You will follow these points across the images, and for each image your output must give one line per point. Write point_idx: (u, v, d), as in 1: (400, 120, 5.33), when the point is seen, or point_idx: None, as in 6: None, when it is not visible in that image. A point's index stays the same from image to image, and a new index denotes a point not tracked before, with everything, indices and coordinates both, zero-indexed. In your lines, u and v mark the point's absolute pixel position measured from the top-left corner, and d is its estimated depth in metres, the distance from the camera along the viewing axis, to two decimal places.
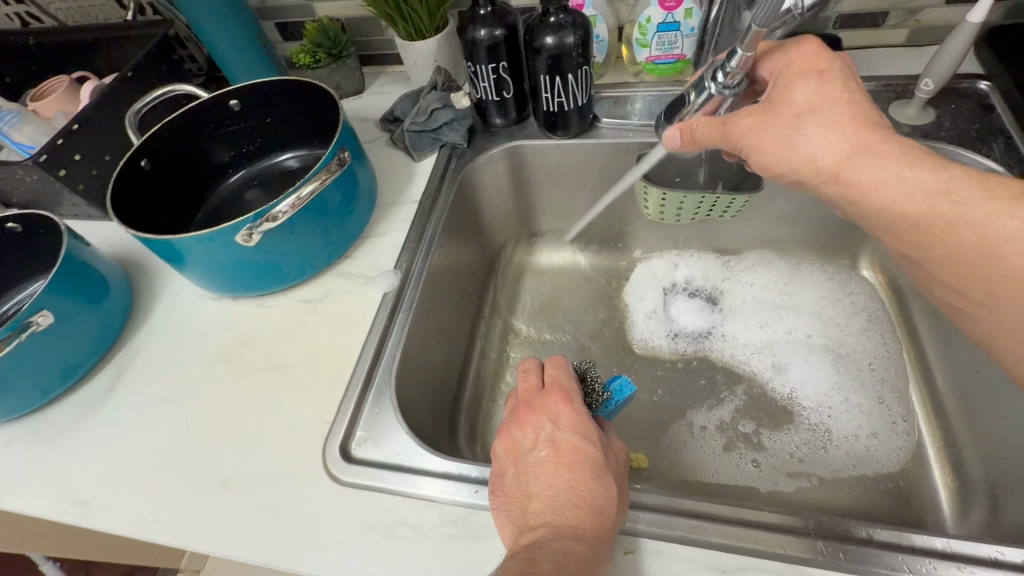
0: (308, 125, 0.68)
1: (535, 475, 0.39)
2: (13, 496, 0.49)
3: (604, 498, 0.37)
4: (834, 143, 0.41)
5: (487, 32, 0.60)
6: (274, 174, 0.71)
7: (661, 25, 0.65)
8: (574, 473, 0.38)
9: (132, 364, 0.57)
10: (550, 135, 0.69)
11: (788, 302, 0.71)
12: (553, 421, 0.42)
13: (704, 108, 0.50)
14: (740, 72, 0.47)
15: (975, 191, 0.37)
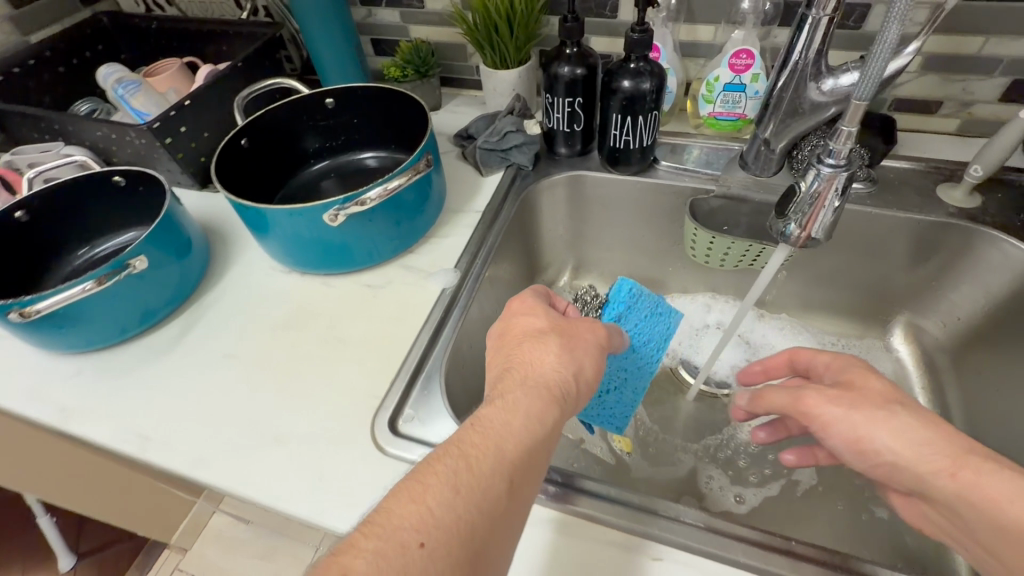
0: (393, 130, 0.75)
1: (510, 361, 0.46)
2: (81, 421, 0.52)
3: (550, 373, 0.45)
4: (935, 436, 0.39)
5: (569, 69, 0.66)
6: (352, 170, 0.77)
7: (728, 85, 0.70)
8: (525, 360, 0.46)
9: (202, 319, 0.61)
10: (610, 170, 0.74)
11: None
12: (519, 324, 0.50)
13: (814, 188, 0.43)
14: (843, 147, 0.41)
15: (908, 470, 0.40)
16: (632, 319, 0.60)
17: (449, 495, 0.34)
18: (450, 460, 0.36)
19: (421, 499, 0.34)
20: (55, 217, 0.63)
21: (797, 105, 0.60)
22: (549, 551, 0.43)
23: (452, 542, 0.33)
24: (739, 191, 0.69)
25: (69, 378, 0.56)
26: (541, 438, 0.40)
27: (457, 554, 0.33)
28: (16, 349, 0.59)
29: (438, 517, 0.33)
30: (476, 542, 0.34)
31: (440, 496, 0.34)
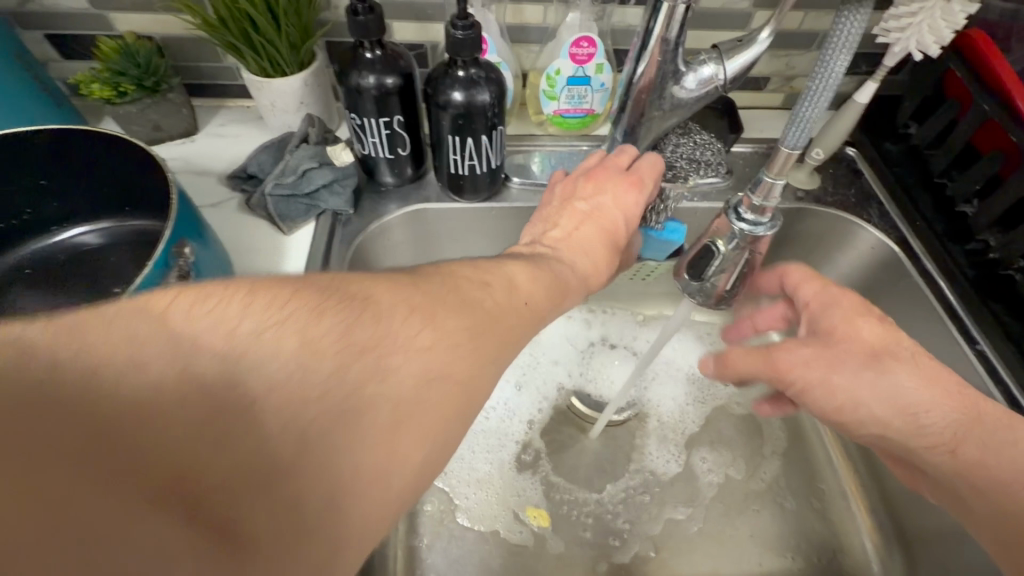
0: (117, 191, 0.48)
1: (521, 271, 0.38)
2: None
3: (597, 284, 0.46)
4: (930, 394, 0.40)
5: (377, 80, 0.48)
6: (62, 261, 0.49)
7: (571, 78, 0.59)
8: (583, 247, 0.46)
9: None
10: (455, 198, 0.59)
11: (692, 357, 0.71)
12: (627, 218, 0.49)
13: (734, 248, 0.41)
14: (765, 205, 0.38)
15: (891, 438, 0.41)
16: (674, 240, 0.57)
17: (448, 357, 0.28)
18: (442, 313, 0.29)
19: (368, 335, 0.26)
20: None
21: (657, 105, 0.52)
22: None
23: (425, 421, 0.27)
24: None
25: None
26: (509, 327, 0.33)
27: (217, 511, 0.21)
28: None
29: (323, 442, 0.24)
30: (452, 423, 0.28)
31: (406, 335, 0.27)
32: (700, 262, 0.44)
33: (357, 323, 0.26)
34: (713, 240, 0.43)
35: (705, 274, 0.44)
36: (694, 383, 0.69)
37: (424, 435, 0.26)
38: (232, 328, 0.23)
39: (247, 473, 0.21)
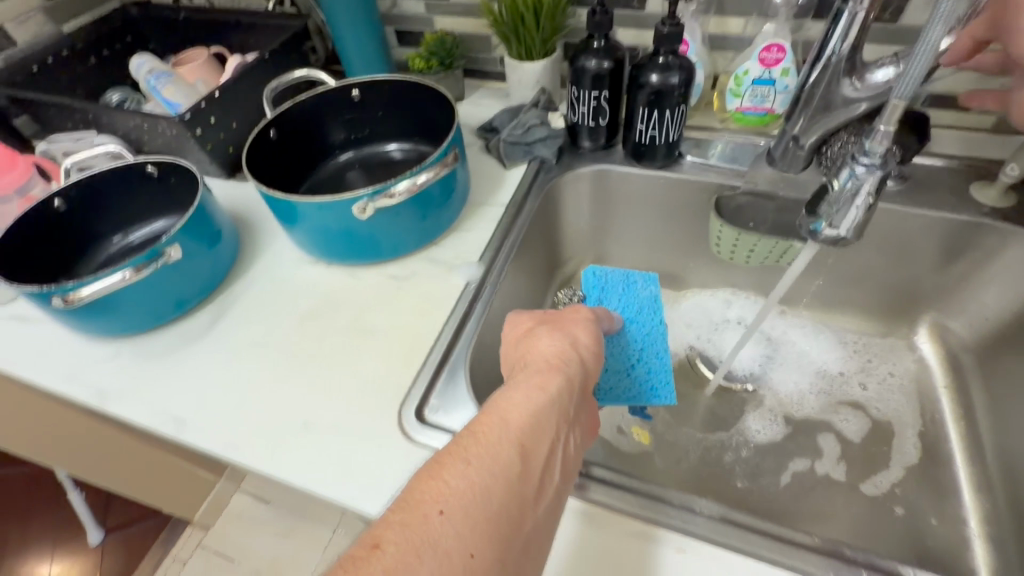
0: (418, 123, 0.75)
1: (535, 349, 0.48)
2: (120, 403, 0.54)
3: (549, 353, 0.47)
4: None
5: (597, 63, 0.66)
6: (377, 162, 0.77)
7: (757, 79, 0.69)
8: (539, 348, 0.48)
9: (234, 306, 0.62)
10: (634, 163, 0.74)
11: (827, 357, 0.73)
12: (584, 361, 0.48)
13: (863, 187, 0.44)
14: (887, 138, 0.42)
15: None
16: (619, 294, 0.72)
17: (489, 454, 0.38)
18: (470, 448, 0.38)
19: (459, 491, 0.36)
20: (91, 205, 0.65)
21: (829, 102, 0.58)
22: (575, 544, 0.45)
23: (505, 491, 0.37)
24: (766, 188, 0.68)
25: (106, 361, 0.58)
26: (561, 412, 0.43)
27: (469, 515, 0.35)
28: (55, 332, 0.61)
29: (456, 490, 0.36)
30: (527, 473, 0.39)
31: (456, 473, 0.36)
32: (824, 206, 0.47)
33: (465, 480, 0.36)
34: (832, 183, 0.46)
35: (829, 218, 0.47)
36: (823, 378, 0.72)
37: (507, 500, 0.37)
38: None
39: None
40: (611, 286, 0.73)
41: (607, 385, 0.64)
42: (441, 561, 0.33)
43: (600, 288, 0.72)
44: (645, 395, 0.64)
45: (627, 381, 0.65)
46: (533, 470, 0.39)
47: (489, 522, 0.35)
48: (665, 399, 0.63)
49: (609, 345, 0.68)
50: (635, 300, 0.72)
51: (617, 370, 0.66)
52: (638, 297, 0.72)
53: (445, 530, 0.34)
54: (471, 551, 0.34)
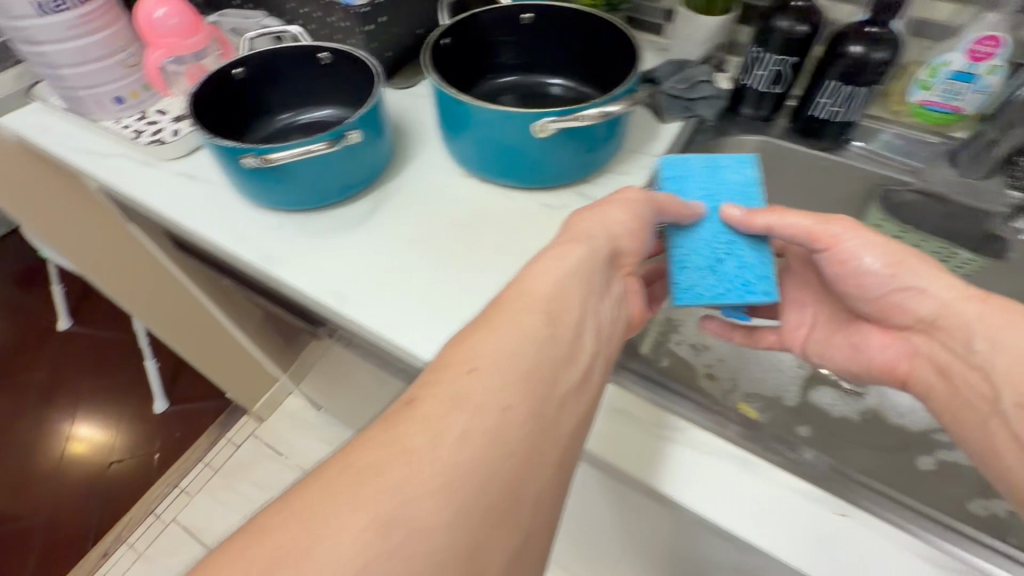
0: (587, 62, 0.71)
1: (587, 219, 0.49)
2: (286, 268, 0.58)
3: (590, 226, 0.48)
4: None
5: (792, 25, 0.63)
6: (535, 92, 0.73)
7: (957, 73, 0.65)
8: (592, 220, 0.48)
9: (391, 203, 0.64)
10: (797, 140, 0.71)
11: None
12: (632, 234, 0.49)
13: None
14: None
15: None
16: (699, 180, 0.55)
17: (519, 329, 0.39)
18: (499, 321, 0.40)
19: (484, 359, 0.37)
20: (267, 81, 0.67)
21: None
22: (754, 504, 0.46)
23: (536, 365, 0.38)
24: (942, 189, 0.65)
25: (272, 230, 0.61)
26: (586, 282, 0.45)
27: (504, 375, 0.37)
28: (223, 195, 0.64)
29: (483, 357, 0.37)
30: (555, 348, 0.40)
31: (485, 342, 0.38)
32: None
33: (490, 347, 0.38)
34: None
35: None
36: None
37: (536, 366, 0.38)
38: (453, 433, 0.34)
39: (460, 473, 0.33)
40: (689, 175, 0.55)
41: (682, 282, 0.51)
42: (456, 429, 0.34)
43: (676, 178, 0.55)
44: (737, 296, 0.50)
45: (711, 279, 0.51)
46: (562, 336, 0.41)
47: (502, 380, 0.37)
48: (765, 295, 0.50)
49: (680, 238, 0.53)
50: (719, 189, 0.54)
51: (693, 268, 0.51)
52: (725, 182, 0.55)
53: (445, 404, 0.35)
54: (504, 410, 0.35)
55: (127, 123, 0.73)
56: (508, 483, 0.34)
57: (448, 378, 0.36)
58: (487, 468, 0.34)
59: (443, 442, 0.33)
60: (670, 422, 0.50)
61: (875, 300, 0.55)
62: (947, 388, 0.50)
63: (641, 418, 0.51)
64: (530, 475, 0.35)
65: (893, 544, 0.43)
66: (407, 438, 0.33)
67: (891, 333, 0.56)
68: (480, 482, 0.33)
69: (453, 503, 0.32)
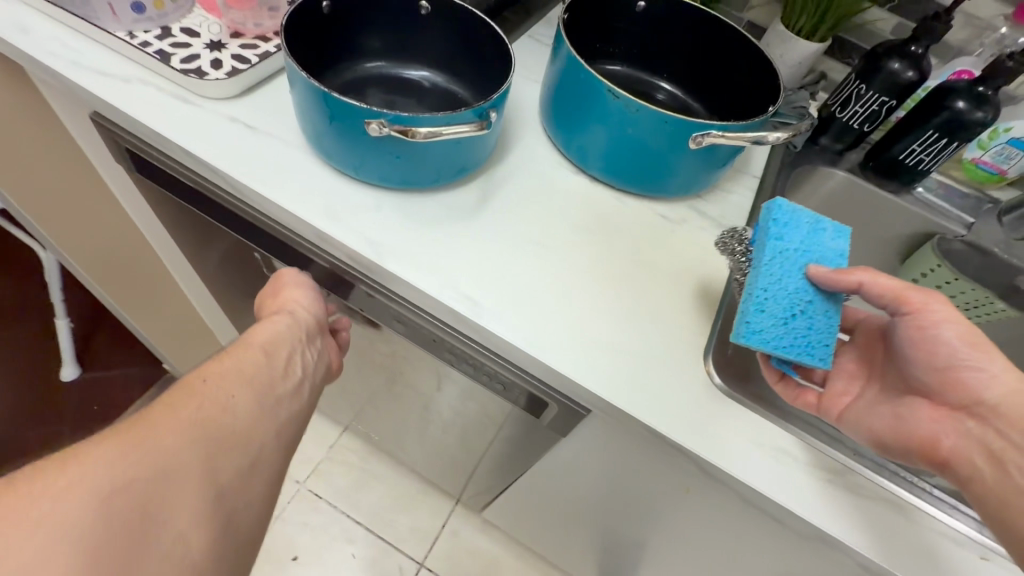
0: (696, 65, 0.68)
1: (272, 323, 0.46)
2: (397, 263, 0.48)
3: (290, 323, 0.47)
4: None
5: (904, 69, 0.65)
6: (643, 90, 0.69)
7: (1014, 140, 0.71)
8: (277, 331, 0.45)
9: (502, 193, 0.56)
10: (872, 178, 0.74)
11: None
12: (313, 314, 0.50)
13: None
14: None
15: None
16: (803, 235, 0.47)
17: (230, 417, 0.36)
18: (221, 412, 0.36)
19: (198, 439, 0.33)
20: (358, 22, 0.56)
21: None
22: (870, 529, 0.44)
23: (195, 440, 0.33)
24: (987, 244, 0.72)
25: (371, 212, 0.51)
26: (290, 340, 0.45)
27: (190, 437, 0.33)
28: (297, 159, 0.53)
29: (186, 429, 0.33)
30: (223, 433, 0.35)
31: (184, 418, 0.34)
32: None
33: (184, 420, 0.33)
34: None
35: None
36: None
37: (197, 443, 0.33)
38: (89, 493, 0.28)
39: (90, 508, 0.27)
40: (794, 224, 0.47)
41: (752, 322, 0.44)
42: (222, 409, 0.36)
43: (781, 224, 0.47)
44: (797, 353, 0.44)
45: (780, 332, 0.44)
46: (284, 405, 0.41)
47: (256, 387, 0.39)
48: (821, 363, 0.44)
49: (764, 279, 0.45)
50: (817, 251, 0.47)
51: (770, 312, 0.44)
52: (825, 246, 0.47)
53: (234, 380, 0.39)
54: (302, 323, 0.48)
55: (145, 39, 0.56)
56: (248, 465, 0.36)
57: (136, 436, 0.31)
58: (239, 445, 0.36)
59: (99, 503, 0.28)
60: (769, 436, 0.46)
61: (934, 370, 0.43)
62: (993, 471, 0.40)
63: (737, 426, 0.46)
64: (254, 474, 0.36)
65: (975, 558, 0.44)
66: (219, 469, 0.34)
67: (943, 408, 0.44)
68: (210, 463, 0.33)
69: (183, 480, 0.31)
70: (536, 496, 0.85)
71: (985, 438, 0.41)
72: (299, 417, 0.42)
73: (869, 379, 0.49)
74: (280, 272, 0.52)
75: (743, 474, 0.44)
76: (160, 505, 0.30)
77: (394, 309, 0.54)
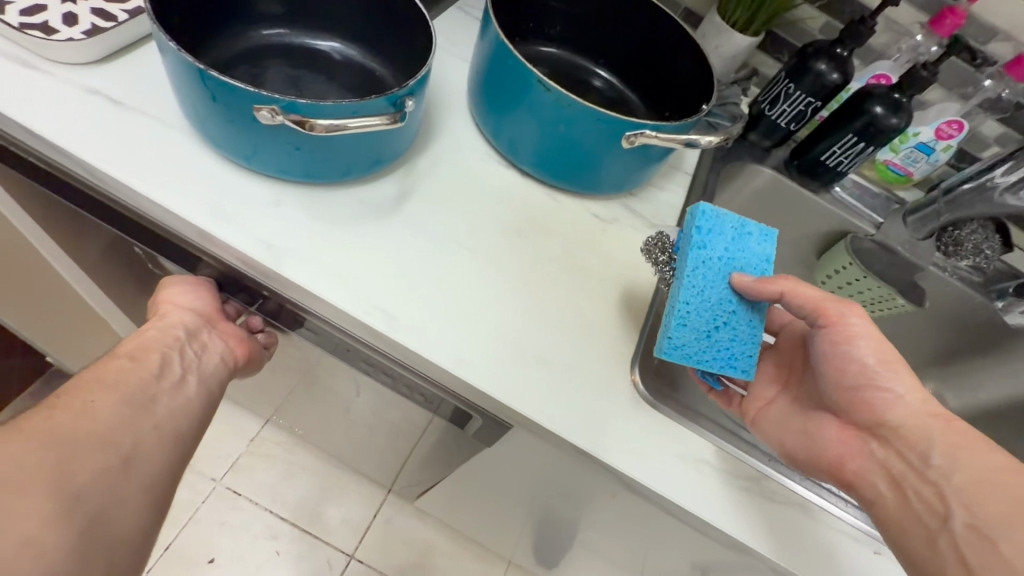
0: (633, 56, 0.64)
1: (141, 333, 0.45)
2: (297, 268, 0.42)
3: (157, 331, 0.45)
4: None
5: (830, 71, 0.65)
6: (578, 78, 0.66)
7: (921, 143, 0.75)
8: (143, 343, 0.44)
9: (423, 187, 0.52)
10: (796, 177, 0.75)
11: None
12: (197, 310, 0.48)
13: None
14: None
15: None
16: (727, 241, 0.46)
17: (73, 437, 0.34)
18: (57, 439, 0.33)
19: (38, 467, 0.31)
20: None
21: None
22: (775, 532, 0.45)
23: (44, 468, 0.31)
24: (893, 243, 0.76)
25: (269, 207, 0.45)
26: (164, 340, 0.45)
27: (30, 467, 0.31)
28: (178, 141, 0.45)
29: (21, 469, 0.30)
30: (65, 450, 0.33)
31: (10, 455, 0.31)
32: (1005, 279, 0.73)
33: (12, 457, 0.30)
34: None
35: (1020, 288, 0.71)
36: None
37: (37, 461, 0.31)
38: None
39: None
40: (717, 230, 0.46)
41: (674, 337, 0.44)
42: (81, 414, 0.35)
43: (705, 230, 0.45)
44: (718, 367, 0.45)
45: (703, 347, 0.44)
46: (153, 404, 0.40)
47: (128, 393, 0.39)
48: (742, 374, 0.45)
49: (688, 292, 0.44)
50: (741, 259, 0.46)
51: (694, 327, 0.44)
52: (748, 251, 0.46)
53: (97, 388, 0.38)
54: (185, 323, 0.47)
55: None
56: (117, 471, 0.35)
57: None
58: (105, 443, 0.35)
59: None
60: (691, 447, 0.46)
61: (843, 390, 0.45)
62: (895, 497, 0.42)
63: (660, 437, 0.46)
64: (124, 480, 0.35)
65: (865, 550, 0.46)
66: (75, 470, 0.33)
67: (851, 428, 0.46)
68: (67, 466, 0.32)
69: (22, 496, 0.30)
70: (469, 492, 0.83)
71: (888, 460, 0.43)
72: (183, 416, 0.41)
73: (786, 385, 0.52)
74: (163, 283, 0.50)
75: (663, 488, 0.43)
76: (3, 515, 0.28)
77: (303, 320, 0.48)
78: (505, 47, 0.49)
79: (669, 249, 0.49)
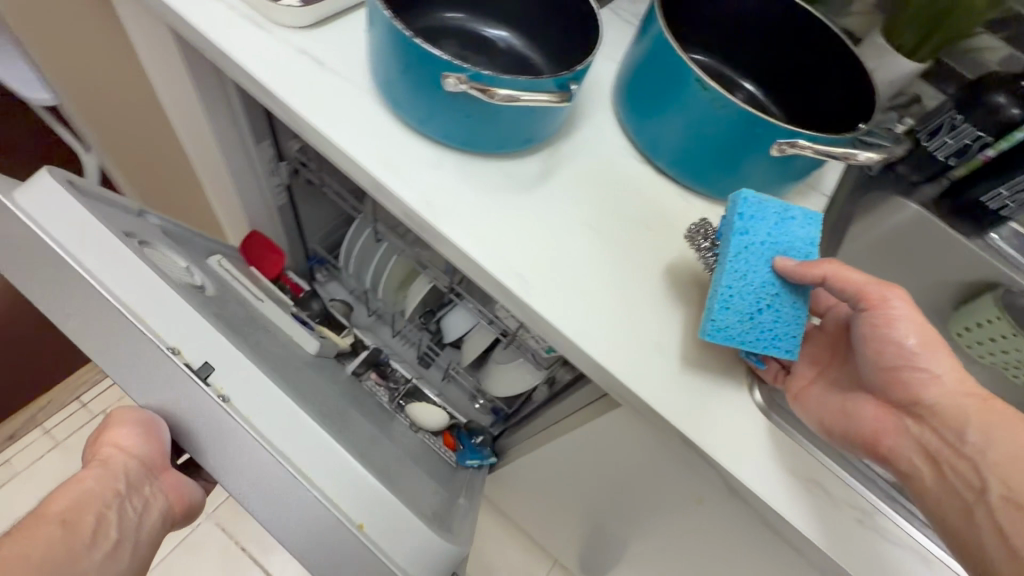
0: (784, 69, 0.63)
1: (66, 489, 0.42)
2: (451, 225, 0.47)
3: (96, 479, 0.42)
4: None
5: (1009, 104, 0.60)
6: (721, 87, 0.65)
7: None
8: (91, 489, 0.42)
9: (564, 170, 0.54)
10: (944, 216, 0.70)
11: None
12: (136, 463, 0.44)
13: None
14: None
15: None
16: (771, 225, 0.45)
17: None
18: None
19: None
20: None
21: None
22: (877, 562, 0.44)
23: None
24: None
25: (431, 168, 0.50)
26: (100, 497, 0.42)
27: None
28: (361, 102, 0.51)
29: None
30: None
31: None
32: None
33: None
34: None
35: None
36: None
37: None
38: None
39: None
40: (760, 216, 0.46)
41: (718, 320, 0.44)
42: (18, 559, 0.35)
43: (748, 217, 0.45)
44: (762, 347, 0.44)
45: (749, 329, 0.44)
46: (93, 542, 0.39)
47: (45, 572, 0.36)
48: (786, 355, 0.45)
49: (729, 276, 0.44)
50: (785, 241, 0.46)
51: (737, 309, 0.44)
52: (790, 236, 0.46)
53: (16, 555, 0.35)
54: (127, 475, 0.44)
55: None
56: None
57: None
58: None
59: None
60: (799, 464, 0.46)
61: (883, 370, 0.45)
62: (932, 474, 0.43)
63: (768, 449, 0.45)
64: None
65: None
66: None
67: (887, 405, 0.46)
68: None
69: None
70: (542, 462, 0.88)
71: (924, 438, 0.44)
72: None
73: (830, 364, 0.50)
74: (113, 414, 0.46)
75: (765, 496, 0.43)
76: None
77: None
78: (666, 45, 0.50)
79: (712, 235, 0.50)
